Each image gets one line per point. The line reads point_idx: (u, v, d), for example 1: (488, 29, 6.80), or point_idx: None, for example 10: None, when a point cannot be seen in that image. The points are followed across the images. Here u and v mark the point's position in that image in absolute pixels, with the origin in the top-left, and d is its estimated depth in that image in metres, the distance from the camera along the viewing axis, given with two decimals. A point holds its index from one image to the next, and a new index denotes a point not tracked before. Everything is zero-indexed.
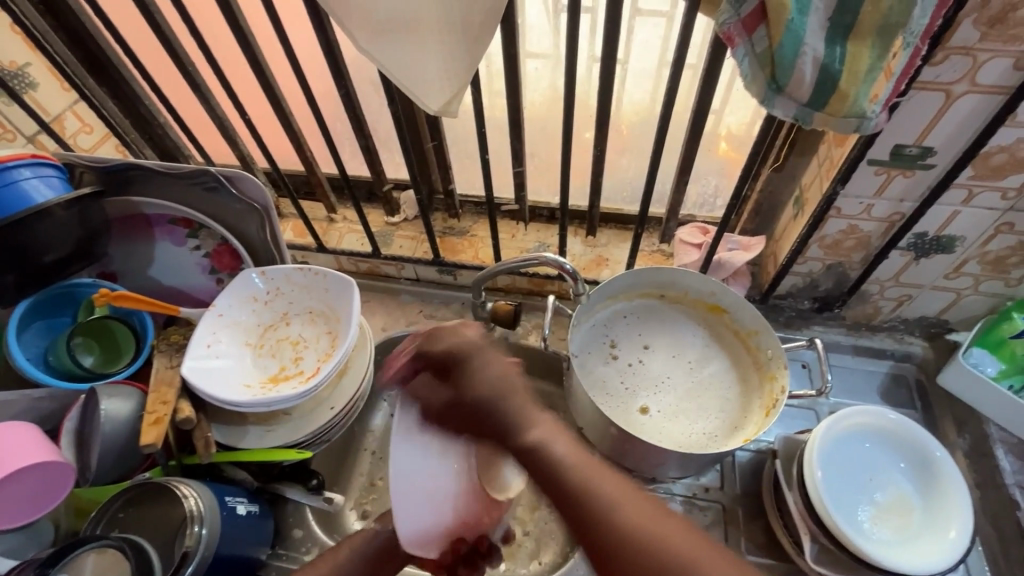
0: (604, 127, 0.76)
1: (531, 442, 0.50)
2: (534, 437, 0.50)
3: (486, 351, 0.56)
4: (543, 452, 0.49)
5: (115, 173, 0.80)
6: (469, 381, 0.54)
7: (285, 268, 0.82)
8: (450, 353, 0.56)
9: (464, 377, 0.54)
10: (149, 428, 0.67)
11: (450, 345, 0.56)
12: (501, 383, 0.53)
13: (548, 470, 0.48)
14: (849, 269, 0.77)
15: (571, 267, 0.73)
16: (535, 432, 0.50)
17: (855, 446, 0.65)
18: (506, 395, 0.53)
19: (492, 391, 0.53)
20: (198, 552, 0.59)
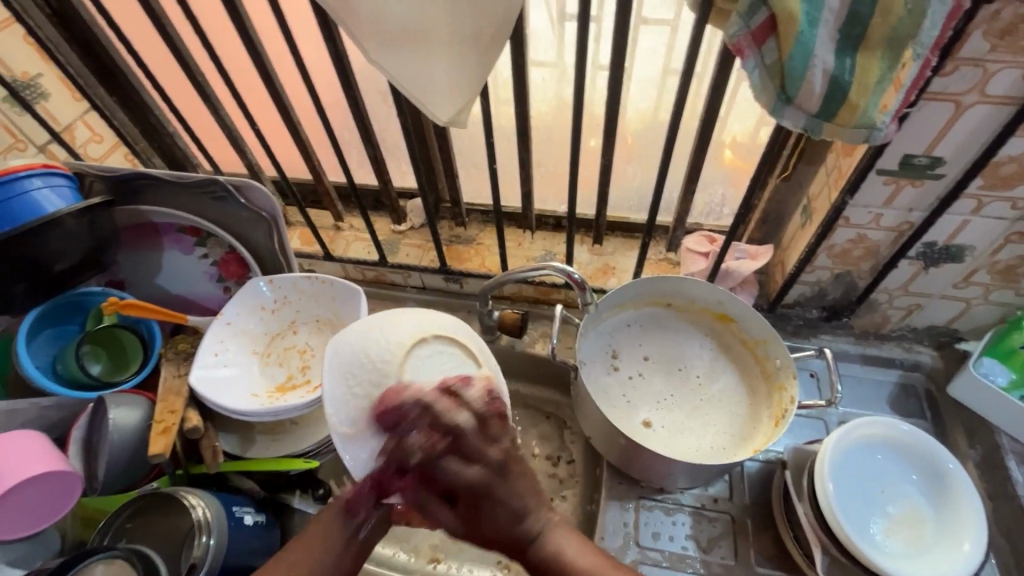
0: (611, 137, 0.76)
1: (547, 552, 0.57)
2: (548, 546, 0.57)
3: (507, 484, 0.56)
4: (554, 557, 0.57)
5: (124, 182, 0.81)
6: (495, 504, 0.56)
7: (292, 277, 0.82)
8: (469, 488, 0.55)
9: (482, 508, 0.56)
10: (157, 438, 0.67)
11: (467, 479, 0.54)
12: (521, 508, 0.57)
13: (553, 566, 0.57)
14: (857, 278, 0.77)
15: (579, 275, 0.73)
16: (551, 543, 0.57)
17: (866, 457, 0.65)
18: (525, 519, 0.57)
19: (508, 519, 0.57)
20: (206, 562, 0.59)
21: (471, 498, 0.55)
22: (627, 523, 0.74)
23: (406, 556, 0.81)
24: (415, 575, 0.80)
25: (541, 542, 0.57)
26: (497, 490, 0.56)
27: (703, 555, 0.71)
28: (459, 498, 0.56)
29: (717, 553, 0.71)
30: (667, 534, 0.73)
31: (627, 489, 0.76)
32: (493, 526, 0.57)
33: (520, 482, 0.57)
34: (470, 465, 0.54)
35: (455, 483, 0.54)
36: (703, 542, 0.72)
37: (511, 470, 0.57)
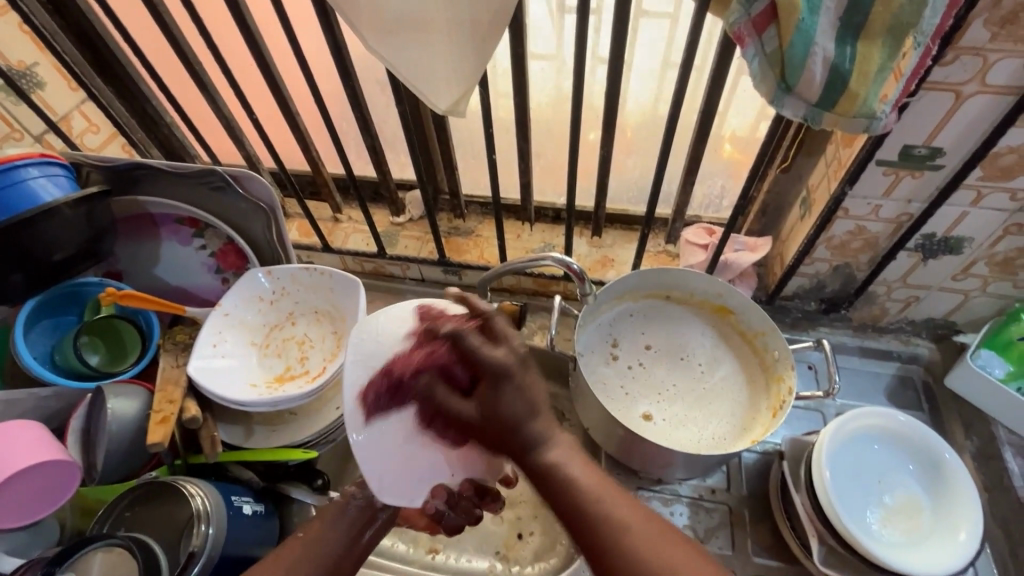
0: (610, 129, 0.76)
1: (549, 462, 0.49)
2: (552, 456, 0.49)
3: (527, 371, 0.51)
4: (561, 469, 0.49)
5: (122, 172, 0.80)
6: (508, 394, 0.50)
7: (290, 268, 0.82)
8: (490, 362, 0.50)
9: (495, 389, 0.50)
10: (156, 427, 0.67)
11: (489, 357, 0.50)
12: (535, 399, 0.50)
13: (562, 487, 0.48)
14: (856, 270, 0.77)
15: (578, 267, 0.72)
16: (556, 453, 0.50)
17: (863, 447, 0.65)
18: (533, 420, 0.50)
19: (524, 412, 0.50)
20: (205, 551, 0.59)
21: (492, 377, 0.50)
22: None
23: (405, 547, 0.81)
24: (414, 565, 0.80)
25: (546, 450, 0.50)
26: (516, 373, 0.50)
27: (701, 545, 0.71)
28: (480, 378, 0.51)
29: (714, 543, 0.72)
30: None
31: (626, 480, 0.76)
32: (512, 413, 0.49)
33: (534, 381, 0.51)
34: (492, 348, 0.51)
35: (477, 358, 0.51)
36: (701, 533, 0.72)
37: (536, 366, 0.52)
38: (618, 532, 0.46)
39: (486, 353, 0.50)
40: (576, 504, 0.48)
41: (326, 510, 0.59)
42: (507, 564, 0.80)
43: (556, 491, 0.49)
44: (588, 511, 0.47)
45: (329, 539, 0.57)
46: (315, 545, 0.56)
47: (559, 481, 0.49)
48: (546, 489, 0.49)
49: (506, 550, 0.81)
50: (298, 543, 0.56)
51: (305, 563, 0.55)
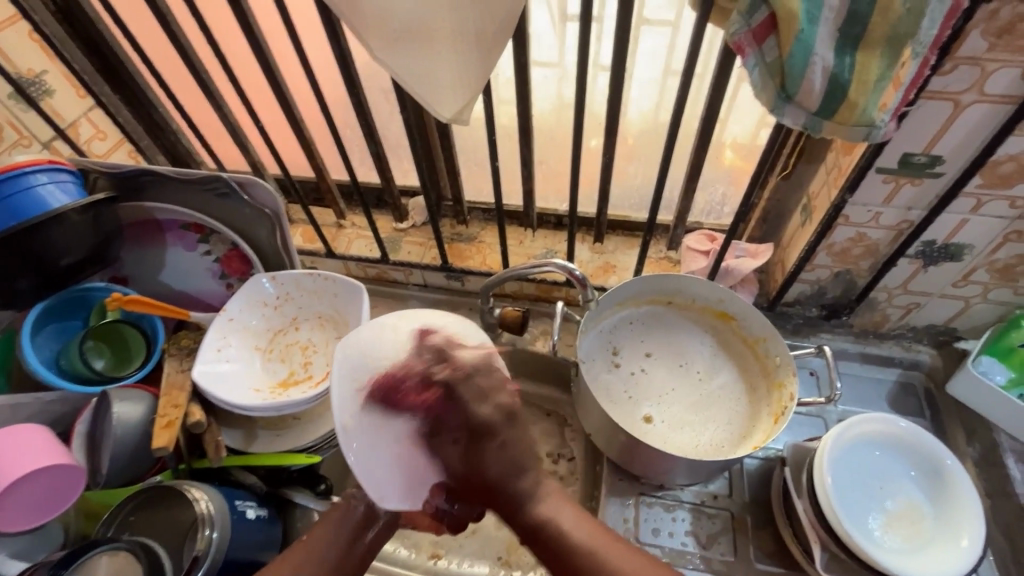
0: (613, 137, 0.77)
1: (540, 517, 0.54)
2: (540, 508, 0.54)
3: (511, 425, 0.58)
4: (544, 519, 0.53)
5: (128, 178, 0.81)
6: (495, 447, 0.56)
7: (294, 273, 0.82)
8: (479, 419, 0.56)
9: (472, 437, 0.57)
10: (161, 431, 0.67)
11: (477, 413, 0.57)
12: (518, 457, 0.56)
13: (558, 545, 0.52)
14: (857, 276, 0.78)
15: (580, 273, 0.73)
16: (542, 502, 0.55)
17: (864, 453, 0.65)
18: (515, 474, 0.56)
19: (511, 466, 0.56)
20: (209, 555, 0.59)
21: (477, 433, 0.57)
22: (627, 519, 0.74)
23: (407, 551, 0.82)
24: (415, 570, 0.80)
25: (537, 502, 0.55)
26: (502, 429, 0.57)
27: (703, 551, 0.71)
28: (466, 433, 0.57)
29: (716, 549, 0.71)
30: (667, 530, 0.73)
31: (627, 485, 0.77)
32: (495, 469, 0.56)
33: (520, 432, 0.58)
34: (481, 404, 0.57)
35: (467, 414, 0.57)
36: (703, 538, 0.72)
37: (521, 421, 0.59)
38: (602, 573, 0.50)
39: (473, 406, 0.57)
40: (564, 551, 0.52)
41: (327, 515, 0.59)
42: (509, 569, 0.80)
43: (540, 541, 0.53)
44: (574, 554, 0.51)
45: (333, 540, 0.57)
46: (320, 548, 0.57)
47: (548, 533, 0.53)
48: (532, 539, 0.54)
49: (508, 556, 0.81)
50: (301, 547, 0.56)
51: (312, 563, 0.55)
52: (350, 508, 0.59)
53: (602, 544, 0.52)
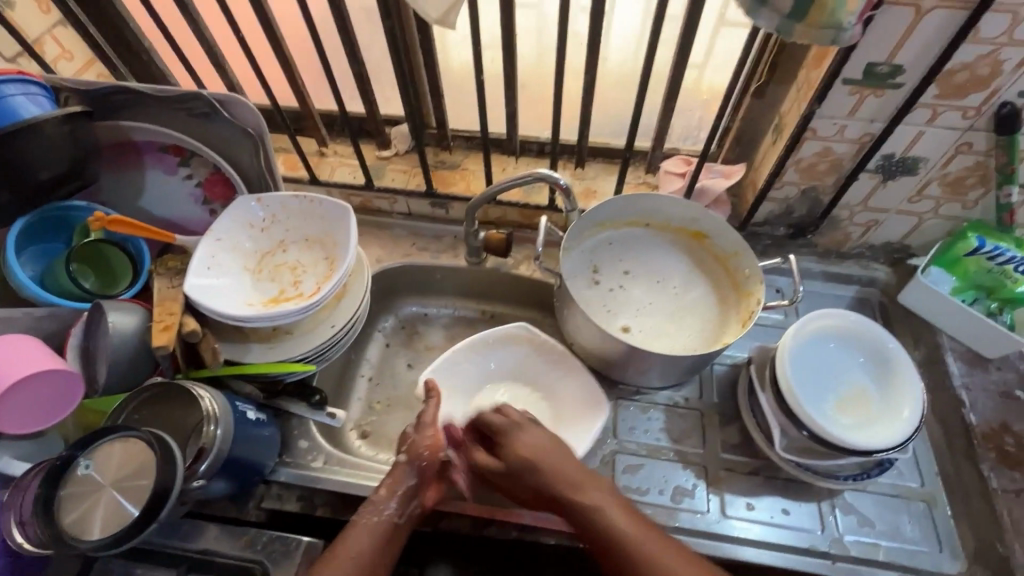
0: (595, 58, 0.77)
1: (590, 504, 0.61)
2: (589, 502, 0.61)
3: (525, 429, 0.68)
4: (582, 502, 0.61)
5: (104, 97, 0.81)
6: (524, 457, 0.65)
7: (281, 195, 0.83)
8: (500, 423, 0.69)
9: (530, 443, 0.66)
10: (159, 333, 0.69)
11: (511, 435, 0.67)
12: (554, 453, 0.65)
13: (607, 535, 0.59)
14: (821, 193, 0.82)
15: (565, 182, 0.75)
16: (592, 498, 0.61)
17: (820, 345, 0.69)
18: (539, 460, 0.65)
19: (536, 457, 0.64)
20: (214, 448, 0.61)
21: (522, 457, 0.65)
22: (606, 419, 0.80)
23: None
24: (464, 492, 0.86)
25: (585, 498, 0.61)
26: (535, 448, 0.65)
27: (675, 445, 0.78)
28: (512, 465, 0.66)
29: (687, 442, 0.78)
30: (642, 428, 0.79)
31: (606, 390, 0.83)
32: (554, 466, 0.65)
33: (527, 434, 0.67)
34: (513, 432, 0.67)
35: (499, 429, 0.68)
36: (675, 434, 0.78)
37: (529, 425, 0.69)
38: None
39: (520, 435, 0.67)
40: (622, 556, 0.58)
41: (333, 551, 0.61)
42: None
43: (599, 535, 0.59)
44: (631, 550, 0.58)
45: (362, 544, 0.61)
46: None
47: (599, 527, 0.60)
48: (581, 525, 0.61)
49: None
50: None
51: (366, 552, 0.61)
52: (400, 475, 0.66)
53: (658, 547, 0.58)
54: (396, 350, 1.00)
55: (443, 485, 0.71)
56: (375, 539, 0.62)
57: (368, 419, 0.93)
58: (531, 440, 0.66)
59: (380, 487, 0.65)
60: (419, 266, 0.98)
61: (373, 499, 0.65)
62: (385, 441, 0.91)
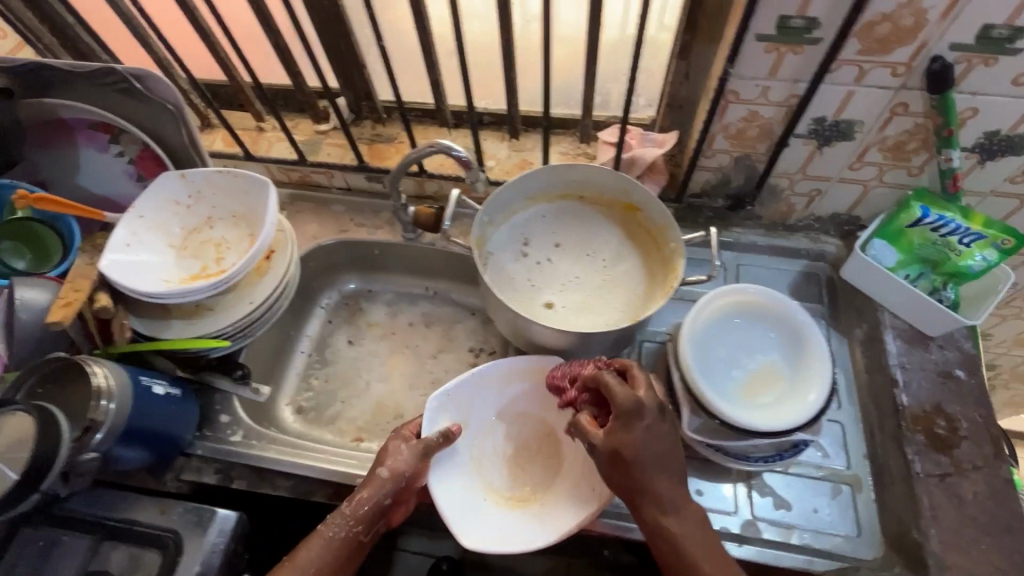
0: (507, 21, 0.74)
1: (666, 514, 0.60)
2: (667, 515, 0.60)
3: (642, 416, 0.60)
4: (669, 518, 0.60)
5: (26, 73, 0.81)
6: (637, 451, 0.59)
7: (204, 170, 0.83)
8: (622, 400, 0.59)
9: (653, 442, 0.60)
10: (58, 309, 0.68)
11: (630, 426, 0.59)
12: (656, 450, 0.60)
13: (667, 539, 0.60)
14: (756, 161, 0.77)
15: (461, 153, 0.72)
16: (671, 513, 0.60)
17: (726, 321, 0.67)
18: (656, 463, 0.60)
19: (646, 453, 0.59)
20: (106, 423, 0.62)
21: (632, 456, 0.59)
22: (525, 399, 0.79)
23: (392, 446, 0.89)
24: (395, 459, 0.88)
25: (662, 503, 0.60)
26: (651, 449, 0.60)
27: None
28: (614, 452, 0.60)
29: None
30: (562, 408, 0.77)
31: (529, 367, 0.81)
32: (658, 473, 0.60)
33: (638, 425, 0.60)
34: (631, 421, 0.59)
35: (620, 409, 0.59)
36: None
37: (652, 409, 0.61)
38: None
39: (637, 431, 0.59)
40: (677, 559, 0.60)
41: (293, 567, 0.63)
42: None
43: (661, 542, 0.60)
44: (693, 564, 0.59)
45: (321, 559, 0.65)
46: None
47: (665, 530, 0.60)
48: (650, 533, 0.61)
49: None
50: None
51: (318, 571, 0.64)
52: (377, 484, 0.67)
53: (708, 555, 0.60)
54: (337, 326, 1.00)
55: (412, 501, 0.73)
56: (335, 556, 0.65)
57: (304, 394, 0.93)
58: (642, 438, 0.60)
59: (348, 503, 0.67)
60: (356, 242, 0.97)
61: (339, 514, 0.67)
62: (318, 417, 0.92)
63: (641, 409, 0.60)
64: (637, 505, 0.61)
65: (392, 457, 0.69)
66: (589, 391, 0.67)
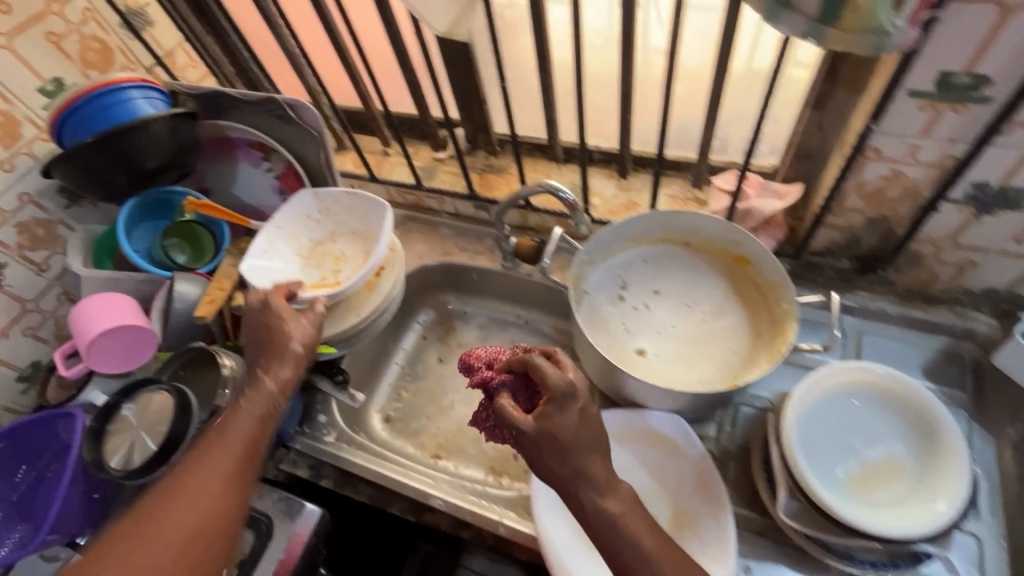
0: (629, 64, 0.73)
1: (605, 498, 0.57)
2: (610, 503, 0.57)
3: (572, 394, 0.59)
4: (603, 500, 0.57)
5: (209, 100, 0.96)
6: (569, 430, 0.58)
7: (333, 190, 0.92)
8: (552, 380, 0.59)
9: (587, 423, 0.59)
10: (203, 305, 0.81)
11: (562, 402, 0.59)
12: (594, 436, 0.59)
13: (610, 530, 0.56)
14: (895, 224, 0.69)
15: (568, 196, 0.73)
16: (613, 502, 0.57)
17: (841, 403, 0.62)
18: (590, 442, 0.59)
19: (582, 435, 0.58)
20: (227, 409, 0.70)
21: (565, 437, 0.57)
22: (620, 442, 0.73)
23: (469, 470, 0.90)
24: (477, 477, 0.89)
25: (601, 491, 0.57)
26: (581, 431, 0.58)
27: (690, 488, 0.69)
28: (542, 433, 0.58)
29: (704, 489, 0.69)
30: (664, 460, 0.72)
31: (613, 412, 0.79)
32: (589, 453, 0.58)
33: (572, 407, 0.59)
34: (566, 404, 0.58)
35: (546, 384, 0.59)
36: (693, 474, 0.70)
37: (582, 390, 0.60)
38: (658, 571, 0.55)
39: (568, 411, 0.58)
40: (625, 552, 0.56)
41: (216, 445, 0.62)
42: (499, 477, 0.88)
43: (606, 532, 0.57)
44: (633, 544, 0.56)
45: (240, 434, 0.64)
46: (203, 502, 0.58)
47: (607, 521, 0.57)
48: (589, 524, 0.57)
49: (499, 466, 0.89)
50: (186, 501, 0.58)
51: (235, 435, 0.63)
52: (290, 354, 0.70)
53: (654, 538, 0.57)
54: (430, 343, 1.05)
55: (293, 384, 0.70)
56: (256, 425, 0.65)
57: (393, 405, 0.98)
58: (574, 418, 0.58)
59: (263, 374, 0.67)
60: (457, 265, 1.02)
61: (255, 386, 0.67)
62: (403, 428, 0.96)
63: (574, 392, 0.59)
64: (571, 492, 0.58)
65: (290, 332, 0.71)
66: (508, 374, 0.65)
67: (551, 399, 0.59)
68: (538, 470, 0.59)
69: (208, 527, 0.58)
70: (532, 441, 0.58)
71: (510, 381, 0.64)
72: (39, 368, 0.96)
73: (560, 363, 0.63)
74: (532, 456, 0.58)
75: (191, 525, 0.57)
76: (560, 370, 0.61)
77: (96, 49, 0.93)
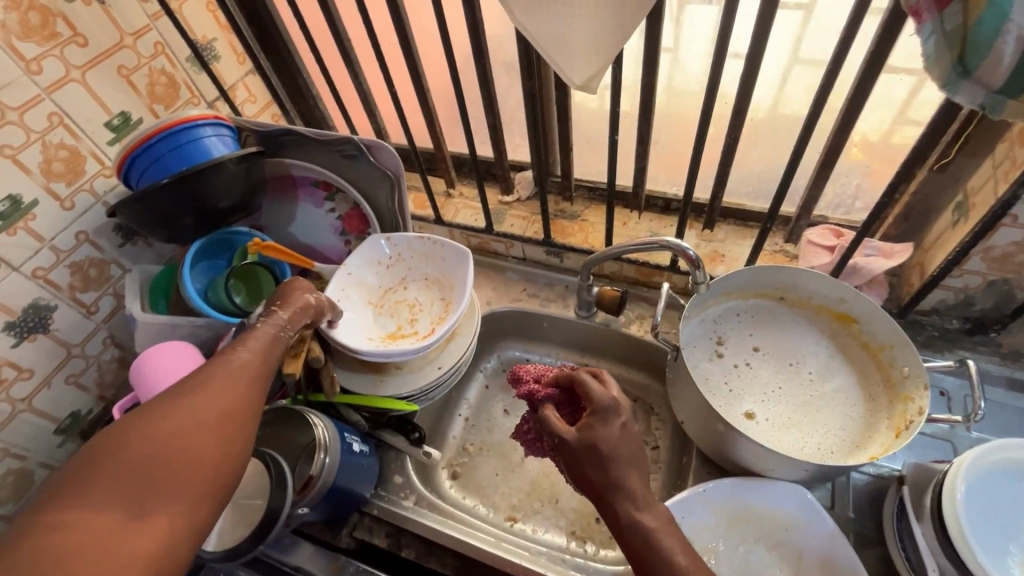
0: (741, 120, 0.71)
1: (641, 510, 0.54)
2: (647, 519, 0.54)
3: (616, 407, 0.57)
4: (638, 514, 0.54)
5: (273, 138, 0.92)
6: (611, 442, 0.55)
7: (408, 236, 0.88)
8: (598, 394, 0.57)
9: (631, 438, 0.57)
10: (290, 361, 0.71)
11: (606, 413, 0.57)
12: (633, 450, 0.56)
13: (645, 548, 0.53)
14: (1016, 288, 0.68)
15: (693, 252, 0.71)
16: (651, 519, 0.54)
17: (1006, 482, 0.58)
18: (630, 455, 0.56)
19: (624, 447, 0.56)
20: (321, 477, 0.65)
21: (606, 448, 0.55)
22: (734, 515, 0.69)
23: (548, 534, 0.84)
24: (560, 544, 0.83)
25: (638, 504, 0.54)
26: (622, 443, 0.56)
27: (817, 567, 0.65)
28: (582, 442, 0.56)
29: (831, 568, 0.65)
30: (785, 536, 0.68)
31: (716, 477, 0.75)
32: (628, 466, 0.55)
33: (615, 420, 0.56)
34: (608, 416, 0.56)
35: (591, 397, 0.58)
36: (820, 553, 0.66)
37: (628, 404, 0.58)
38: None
39: (611, 422, 0.56)
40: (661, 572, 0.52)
41: (223, 355, 0.56)
42: (582, 543, 0.82)
43: (643, 550, 0.53)
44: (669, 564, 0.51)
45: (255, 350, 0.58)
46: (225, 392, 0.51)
47: (644, 540, 0.53)
48: (622, 537, 0.54)
49: (581, 531, 0.83)
50: (210, 389, 0.50)
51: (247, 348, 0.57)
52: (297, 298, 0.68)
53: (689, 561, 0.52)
54: (494, 392, 1.00)
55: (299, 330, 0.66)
56: (268, 342, 0.60)
57: (460, 460, 0.93)
58: (617, 431, 0.56)
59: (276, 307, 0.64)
60: (527, 312, 0.98)
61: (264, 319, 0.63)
62: (473, 487, 0.90)
63: (617, 405, 0.57)
64: (605, 502, 0.55)
65: (297, 285, 0.70)
66: (555, 387, 0.65)
67: (595, 411, 0.57)
68: (579, 482, 0.57)
69: (232, 417, 0.49)
70: (572, 450, 0.56)
71: (555, 396, 0.64)
72: (77, 419, 0.89)
73: (609, 381, 0.61)
74: (571, 464, 0.57)
75: (219, 410, 0.49)
76: (607, 389, 0.60)
77: (162, 82, 0.89)
